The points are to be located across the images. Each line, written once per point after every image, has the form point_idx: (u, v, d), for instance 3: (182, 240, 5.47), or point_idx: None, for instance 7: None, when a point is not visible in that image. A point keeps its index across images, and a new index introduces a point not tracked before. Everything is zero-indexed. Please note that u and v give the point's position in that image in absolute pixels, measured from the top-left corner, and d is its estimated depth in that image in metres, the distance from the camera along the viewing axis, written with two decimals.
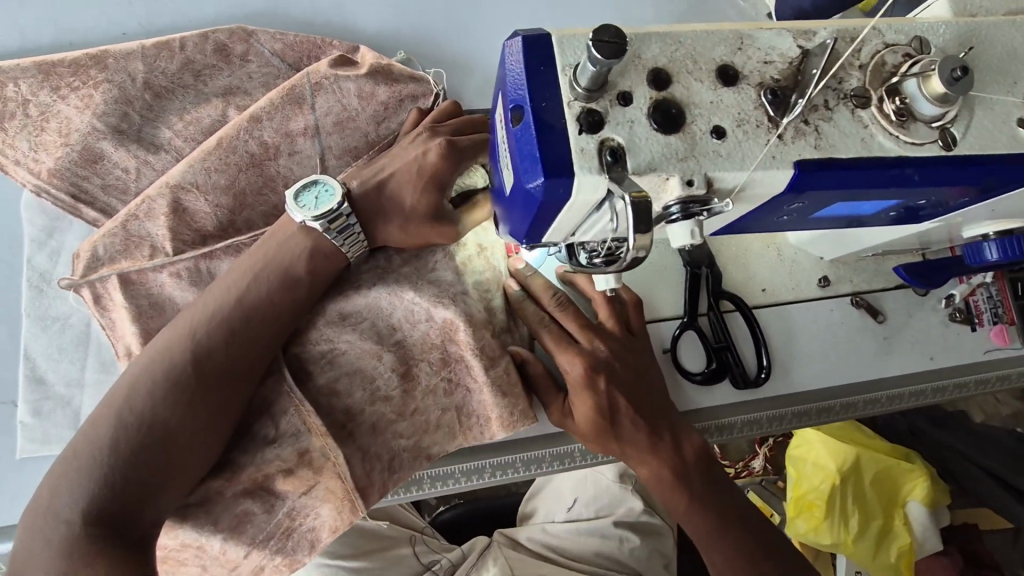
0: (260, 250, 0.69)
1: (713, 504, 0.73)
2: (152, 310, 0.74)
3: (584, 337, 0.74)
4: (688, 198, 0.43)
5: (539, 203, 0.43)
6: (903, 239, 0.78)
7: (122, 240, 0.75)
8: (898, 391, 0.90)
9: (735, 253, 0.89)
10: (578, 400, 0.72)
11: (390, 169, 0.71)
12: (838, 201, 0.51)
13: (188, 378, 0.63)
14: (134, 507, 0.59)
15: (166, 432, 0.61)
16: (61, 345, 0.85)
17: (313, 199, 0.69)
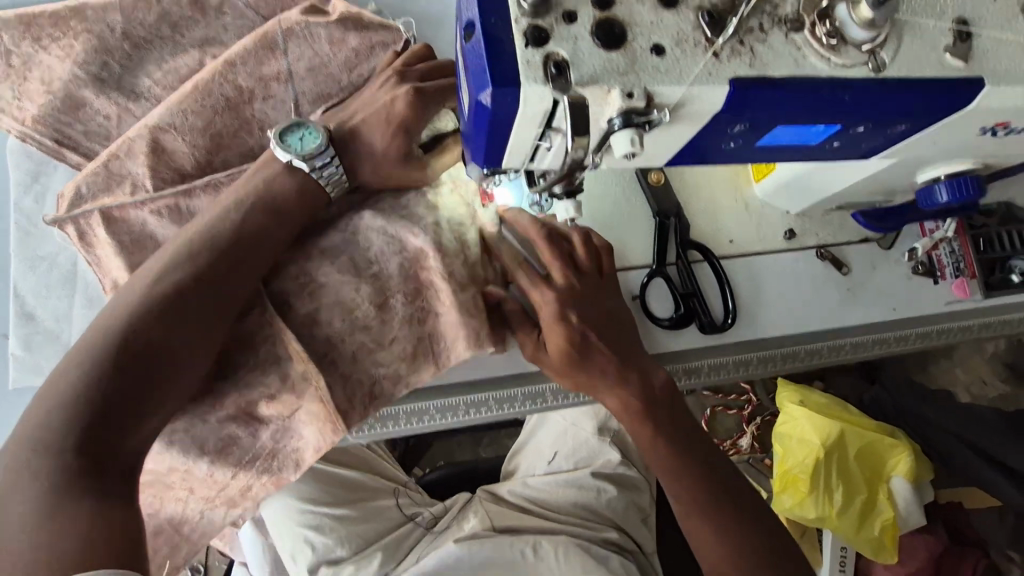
0: (245, 187, 0.73)
1: (682, 448, 0.76)
2: (134, 246, 0.77)
3: (557, 275, 0.76)
4: (628, 109, 0.46)
5: (491, 115, 0.46)
6: (861, 189, 0.81)
7: (104, 179, 0.79)
8: (862, 340, 0.94)
9: (705, 206, 0.92)
10: (549, 331, 0.75)
11: (361, 115, 0.76)
12: (778, 127, 0.54)
13: (171, 309, 0.65)
14: (120, 428, 0.61)
15: (154, 359, 0.63)
16: (50, 282, 0.90)
17: (299, 140, 0.74)
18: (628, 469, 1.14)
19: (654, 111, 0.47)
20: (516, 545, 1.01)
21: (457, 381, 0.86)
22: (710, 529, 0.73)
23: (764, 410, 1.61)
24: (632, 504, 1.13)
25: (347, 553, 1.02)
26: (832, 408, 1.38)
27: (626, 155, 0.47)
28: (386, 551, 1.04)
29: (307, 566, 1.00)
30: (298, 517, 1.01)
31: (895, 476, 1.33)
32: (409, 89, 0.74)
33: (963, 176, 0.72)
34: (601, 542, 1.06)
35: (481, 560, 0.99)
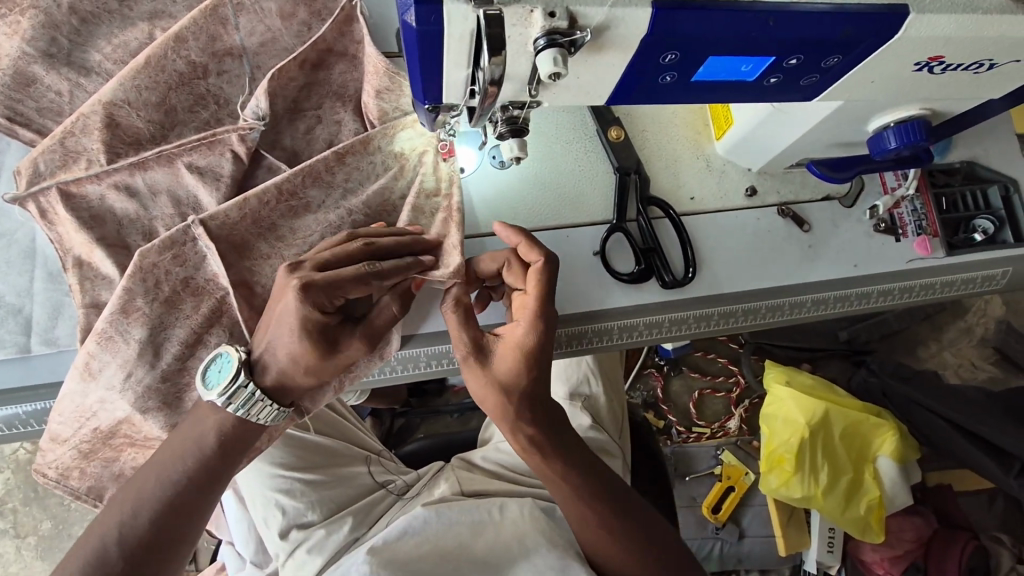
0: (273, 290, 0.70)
1: (584, 476, 0.77)
2: (92, 221, 0.77)
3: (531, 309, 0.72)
4: (552, 29, 0.47)
5: (417, 35, 0.47)
6: (818, 142, 0.82)
7: (61, 155, 0.77)
8: (822, 297, 0.95)
9: (665, 163, 0.93)
10: (505, 353, 0.71)
11: (276, 296, 0.68)
12: (710, 57, 0.55)
13: (152, 525, 0.68)
14: (149, 553, 0.68)
15: (184, 494, 0.70)
16: (9, 259, 0.81)
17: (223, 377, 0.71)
18: (601, 434, 1.13)
19: (577, 31, 0.48)
20: (482, 505, 0.97)
21: (420, 335, 0.87)
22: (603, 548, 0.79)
23: (751, 393, 1.60)
24: None
25: (317, 518, 1.01)
26: (818, 388, 1.38)
27: (550, 74, 0.48)
28: (356, 516, 1.03)
29: (277, 531, 0.98)
30: (268, 482, 1.00)
31: (881, 456, 1.33)
32: (299, 282, 0.65)
33: (910, 121, 0.73)
34: None
35: (445, 524, 0.93)
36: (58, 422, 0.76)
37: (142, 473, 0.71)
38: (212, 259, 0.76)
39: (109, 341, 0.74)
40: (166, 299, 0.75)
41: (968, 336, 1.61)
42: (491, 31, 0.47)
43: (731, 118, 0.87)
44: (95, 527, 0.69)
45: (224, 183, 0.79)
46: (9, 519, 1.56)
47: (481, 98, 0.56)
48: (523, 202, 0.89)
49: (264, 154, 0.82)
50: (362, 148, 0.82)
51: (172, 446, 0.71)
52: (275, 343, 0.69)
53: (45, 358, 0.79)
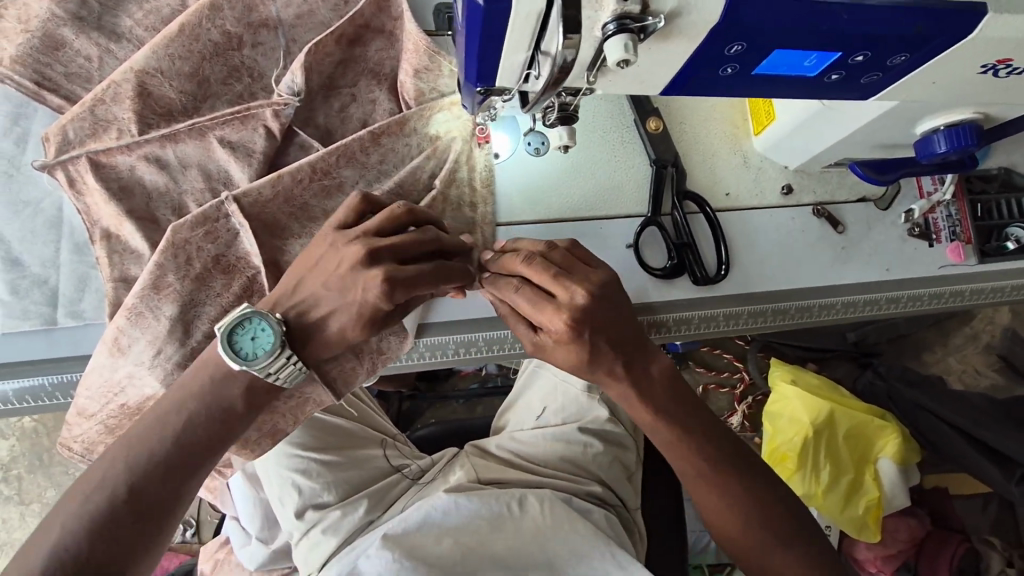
0: (312, 266, 0.69)
1: (679, 419, 0.74)
2: (121, 193, 0.76)
3: (544, 303, 0.68)
4: (623, 14, 0.45)
5: (483, 13, 0.45)
6: (856, 143, 0.80)
7: (91, 124, 0.76)
8: (853, 299, 0.94)
9: (701, 157, 0.91)
10: (560, 347, 0.70)
11: (333, 280, 0.67)
12: (775, 49, 0.53)
13: (151, 490, 0.63)
14: (149, 517, 0.62)
15: (187, 458, 0.66)
16: (35, 229, 0.79)
17: (250, 339, 0.66)
18: (617, 426, 1.15)
19: (649, 17, 0.46)
20: (500, 498, 0.98)
21: (438, 321, 0.87)
22: (716, 501, 0.75)
23: (756, 390, 1.59)
24: (616, 460, 1.13)
25: (333, 499, 1.02)
26: (824, 389, 1.38)
27: (619, 61, 0.46)
28: (371, 499, 1.04)
29: (292, 510, 0.99)
30: (285, 462, 1.01)
31: (883, 458, 1.33)
32: (382, 275, 0.66)
33: (962, 125, 0.71)
34: (584, 495, 1.07)
35: (465, 515, 0.96)
36: (85, 397, 0.75)
37: (151, 423, 0.66)
38: (246, 237, 0.75)
39: (140, 317, 0.72)
40: (198, 276, 0.74)
41: (974, 342, 1.61)
42: (566, 12, 0.45)
43: (772, 113, 0.86)
44: (94, 482, 0.62)
45: (256, 159, 0.77)
46: (14, 486, 1.56)
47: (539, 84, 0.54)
48: (556, 191, 0.87)
49: (297, 131, 0.80)
50: (398, 130, 0.80)
51: (193, 397, 0.67)
52: (331, 324, 0.69)
53: (71, 331, 0.78)
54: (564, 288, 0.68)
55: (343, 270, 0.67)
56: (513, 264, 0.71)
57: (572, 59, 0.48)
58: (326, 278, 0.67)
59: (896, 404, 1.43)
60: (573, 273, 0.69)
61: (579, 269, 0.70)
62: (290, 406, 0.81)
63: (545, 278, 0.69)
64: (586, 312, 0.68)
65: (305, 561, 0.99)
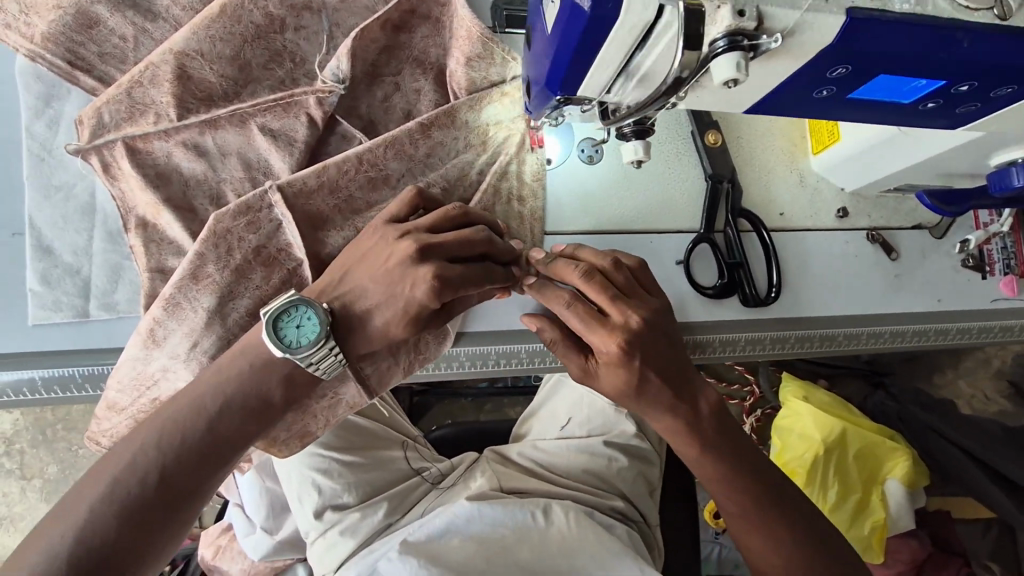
0: (359, 258, 0.66)
1: (725, 453, 0.70)
2: (158, 179, 0.72)
3: (598, 324, 0.67)
4: (736, 30, 0.42)
5: (588, 20, 0.42)
6: (924, 172, 0.78)
7: (127, 107, 0.72)
8: (902, 329, 0.91)
9: (757, 174, 0.88)
10: (608, 371, 0.68)
11: (378, 275, 0.64)
12: (880, 75, 0.50)
13: (182, 477, 0.58)
14: (175, 507, 0.58)
15: (221, 447, 0.61)
16: (66, 216, 0.76)
17: (295, 328, 0.62)
18: (643, 442, 1.13)
19: (763, 35, 0.43)
20: (524, 507, 0.95)
21: (480, 330, 0.84)
22: (754, 536, 0.70)
23: (766, 403, 1.55)
24: (640, 475, 1.11)
25: (353, 500, 1.00)
26: (835, 407, 1.30)
27: (728, 80, 0.43)
28: (391, 502, 1.01)
29: (311, 510, 0.97)
30: (308, 461, 0.99)
31: (890, 479, 1.22)
32: (432, 274, 0.63)
33: None
34: (607, 509, 1.04)
35: (487, 523, 0.93)
36: (116, 392, 0.73)
37: (189, 407, 0.60)
38: (289, 229, 0.72)
39: (176, 308, 0.69)
40: (238, 269, 0.71)
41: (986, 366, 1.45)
42: (689, 27, 0.42)
43: (837, 134, 0.83)
44: (119, 464, 0.57)
45: (297, 149, 0.75)
46: (15, 460, 1.53)
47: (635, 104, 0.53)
48: (608, 201, 0.84)
49: (339, 120, 0.77)
50: (448, 123, 0.77)
51: (237, 382, 0.62)
52: (375, 318, 0.65)
53: (105, 322, 0.76)
54: (620, 312, 0.67)
55: (392, 263, 0.64)
56: (567, 271, 0.69)
57: (686, 78, 0.46)
58: (374, 271, 0.64)
59: (908, 428, 1.32)
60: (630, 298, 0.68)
61: (638, 297, 0.70)
62: (323, 407, 0.77)
63: (602, 296, 0.68)
64: (639, 337, 0.66)
65: (321, 561, 0.96)
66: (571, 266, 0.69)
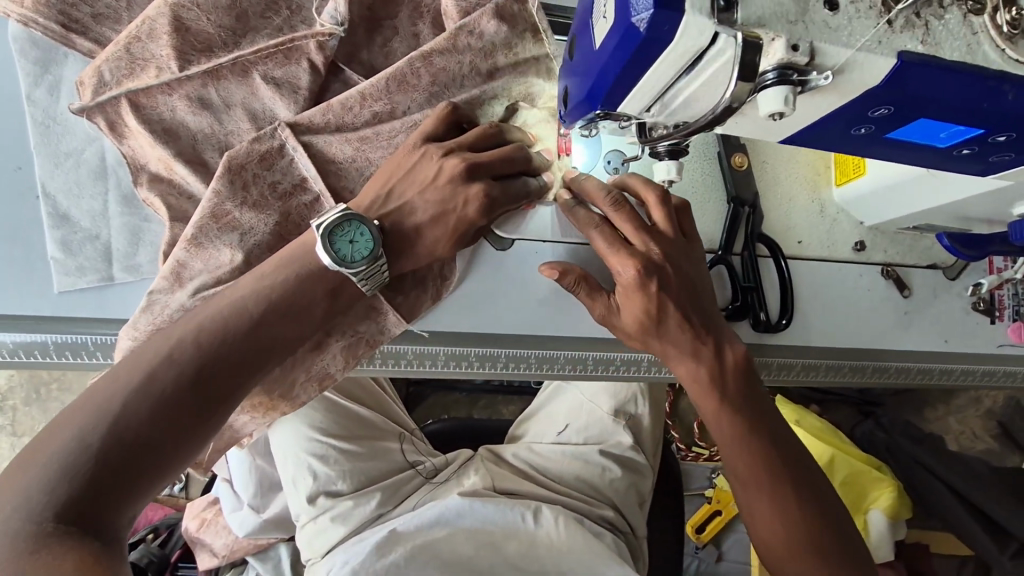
0: (402, 174, 0.67)
1: (747, 414, 0.72)
2: (166, 135, 0.73)
3: (620, 249, 0.70)
4: (788, 63, 0.43)
5: (642, 40, 0.42)
6: (943, 214, 0.78)
7: (127, 63, 0.72)
8: (907, 366, 0.91)
9: (778, 201, 0.89)
10: (628, 301, 0.70)
11: (426, 195, 0.67)
12: (920, 118, 0.50)
13: (218, 376, 0.58)
14: (212, 403, 0.57)
15: (258, 350, 0.61)
16: (78, 181, 0.76)
17: (348, 243, 0.63)
18: (639, 454, 1.12)
19: (813, 71, 0.43)
20: (516, 508, 0.96)
21: (495, 332, 0.80)
22: (763, 502, 0.70)
23: None
24: (633, 487, 1.10)
25: (347, 488, 1.00)
26: (825, 432, 1.30)
27: (774, 113, 0.43)
28: (385, 493, 1.01)
29: (305, 494, 0.97)
30: (303, 444, 0.99)
31: (873, 509, 1.19)
32: (482, 191, 0.67)
33: None
34: (596, 519, 1.05)
35: (479, 520, 0.94)
36: (130, 336, 0.70)
37: (229, 309, 0.60)
38: (302, 162, 0.72)
39: (199, 248, 0.69)
40: (255, 204, 0.71)
41: (975, 406, 1.44)
42: (746, 56, 0.41)
43: (862, 168, 0.83)
44: (156, 355, 0.56)
45: (302, 97, 0.74)
46: (8, 416, 1.53)
47: (677, 125, 0.54)
48: None
49: (342, 67, 0.77)
50: (450, 45, 0.73)
51: (282, 288, 0.62)
52: (425, 235, 0.68)
53: (127, 287, 0.76)
54: (643, 241, 0.70)
55: (439, 179, 0.66)
56: (598, 195, 0.72)
57: (736, 106, 0.45)
58: (423, 188, 0.67)
59: (896, 460, 1.30)
60: (654, 231, 0.72)
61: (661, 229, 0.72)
62: (343, 346, 0.74)
63: (629, 225, 0.71)
64: (660, 270, 0.70)
65: (310, 545, 0.97)
66: (602, 190, 0.72)
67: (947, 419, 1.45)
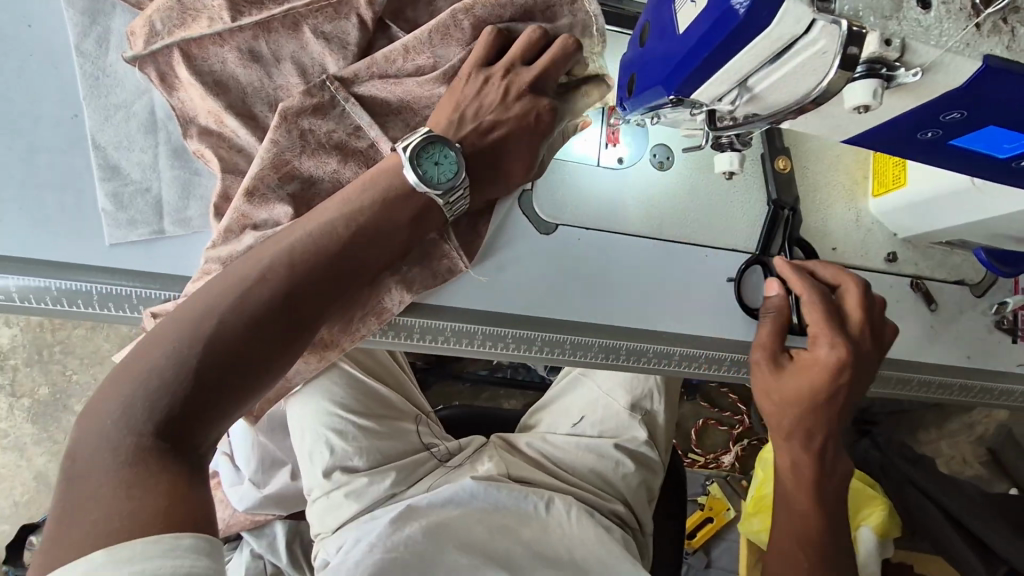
0: (468, 98, 0.69)
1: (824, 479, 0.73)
2: (217, 87, 0.72)
3: (828, 330, 0.71)
4: (877, 58, 0.44)
5: (738, 23, 0.43)
6: (980, 231, 0.79)
7: (179, 14, 0.72)
8: (928, 379, 0.92)
9: (816, 208, 0.90)
10: (809, 371, 0.71)
11: (497, 117, 0.69)
12: (992, 126, 0.50)
13: (303, 301, 0.62)
14: (297, 328, 0.62)
15: (337, 280, 0.64)
16: (128, 133, 0.76)
17: (434, 165, 0.66)
18: (652, 451, 1.12)
19: (901, 68, 0.44)
20: (530, 497, 0.96)
21: (530, 315, 0.79)
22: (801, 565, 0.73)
23: (754, 433, 1.56)
24: (644, 483, 1.11)
25: (363, 465, 0.99)
26: None
27: (860, 107, 0.46)
28: (400, 473, 1.01)
29: (321, 468, 0.97)
30: (321, 418, 0.99)
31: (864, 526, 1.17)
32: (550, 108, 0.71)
33: None
34: (608, 513, 1.06)
35: (491, 504, 0.94)
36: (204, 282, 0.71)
37: (317, 233, 0.64)
38: (356, 112, 0.71)
39: (263, 201, 0.70)
40: (314, 151, 0.71)
41: (968, 431, 1.46)
42: (846, 48, 0.42)
43: (904, 179, 0.84)
44: (253, 272, 0.60)
45: (351, 52, 0.71)
46: (8, 375, 1.50)
47: (750, 116, 0.55)
48: (676, 204, 0.85)
49: (388, 24, 0.73)
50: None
51: (360, 226, 0.65)
52: (500, 158, 0.71)
53: (177, 241, 0.76)
54: (858, 332, 0.72)
55: (508, 101, 0.69)
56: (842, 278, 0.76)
57: (824, 95, 0.46)
58: (493, 110, 0.69)
59: (888, 479, 1.30)
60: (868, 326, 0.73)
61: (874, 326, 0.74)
62: (400, 287, 0.75)
63: (854, 314, 0.73)
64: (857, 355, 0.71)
65: (321, 519, 0.97)
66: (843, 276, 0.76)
67: (938, 442, 1.47)
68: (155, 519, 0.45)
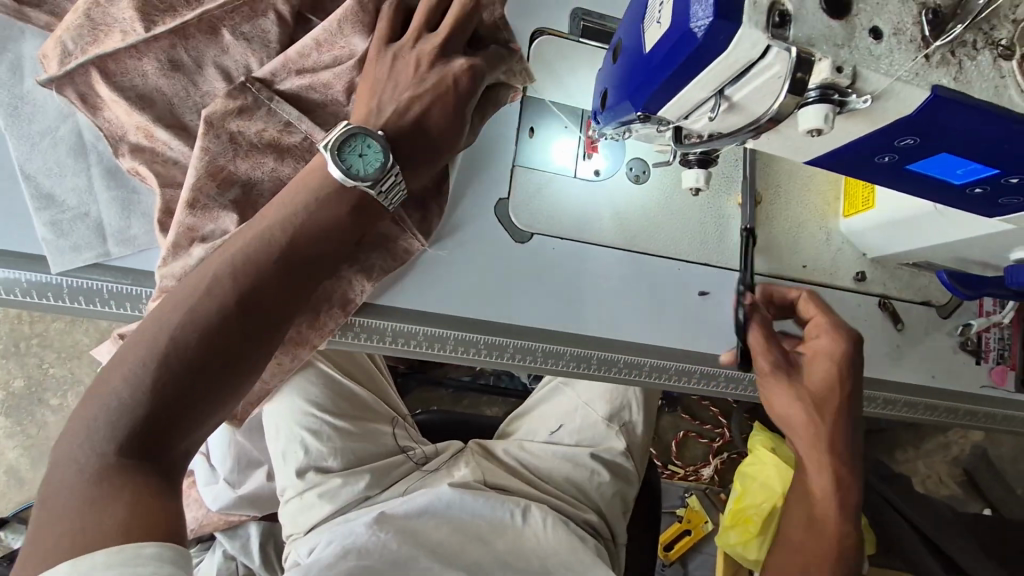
0: (383, 75, 0.67)
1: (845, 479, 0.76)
2: (140, 102, 0.71)
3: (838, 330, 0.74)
4: (830, 84, 0.45)
5: (697, 45, 0.44)
6: (943, 253, 0.81)
7: (89, 31, 0.69)
8: (893, 397, 0.94)
9: (787, 226, 0.92)
10: (825, 367, 0.73)
11: (411, 85, 0.67)
12: (944, 152, 0.52)
13: (252, 306, 0.63)
14: (249, 334, 0.62)
15: (285, 282, 0.65)
16: (58, 159, 0.74)
17: (358, 157, 0.65)
18: (627, 461, 1.12)
19: (853, 94, 0.46)
20: (506, 505, 0.96)
21: (503, 321, 0.80)
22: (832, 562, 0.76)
23: (733, 448, 1.58)
24: (619, 494, 1.11)
25: (337, 466, 1.00)
26: None
27: (812, 129, 0.47)
28: (374, 475, 1.01)
29: (295, 468, 0.97)
30: (298, 419, 0.98)
31: None
32: (464, 65, 0.68)
33: None
34: (583, 523, 1.07)
35: (468, 513, 0.94)
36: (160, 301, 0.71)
37: (258, 239, 0.64)
38: (285, 109, 0.71)
39: (205, 213, 0.71)
40: (248, 153, 0.71)
41: (944, 451, 1.48)
42: (797, 73, 0.44)
43: (872, 202, 0.86)
44: (197, 287, 0.61)
45: (273, 49, 0.72)
46: None
47: (714, 134, 0.56)
48: (650, 217, 0.86)
49: (308, 18, 0.73)
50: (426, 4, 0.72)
51: (299, 224, 0.65)
52: (426, 128, 0.68)
53: (127, 259, 0.75)
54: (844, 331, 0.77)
55: (420, 69, 0.67)
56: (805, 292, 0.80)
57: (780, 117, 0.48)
58: (406, 79, 0.67)
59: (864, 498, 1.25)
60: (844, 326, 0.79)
61: None
62: (365, 276, 0.75)
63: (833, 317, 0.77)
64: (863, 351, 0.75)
65: (294, 519, 0.97)
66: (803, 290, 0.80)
67: (915, 462, 1.48)
68: (121, 530, 0.48)
